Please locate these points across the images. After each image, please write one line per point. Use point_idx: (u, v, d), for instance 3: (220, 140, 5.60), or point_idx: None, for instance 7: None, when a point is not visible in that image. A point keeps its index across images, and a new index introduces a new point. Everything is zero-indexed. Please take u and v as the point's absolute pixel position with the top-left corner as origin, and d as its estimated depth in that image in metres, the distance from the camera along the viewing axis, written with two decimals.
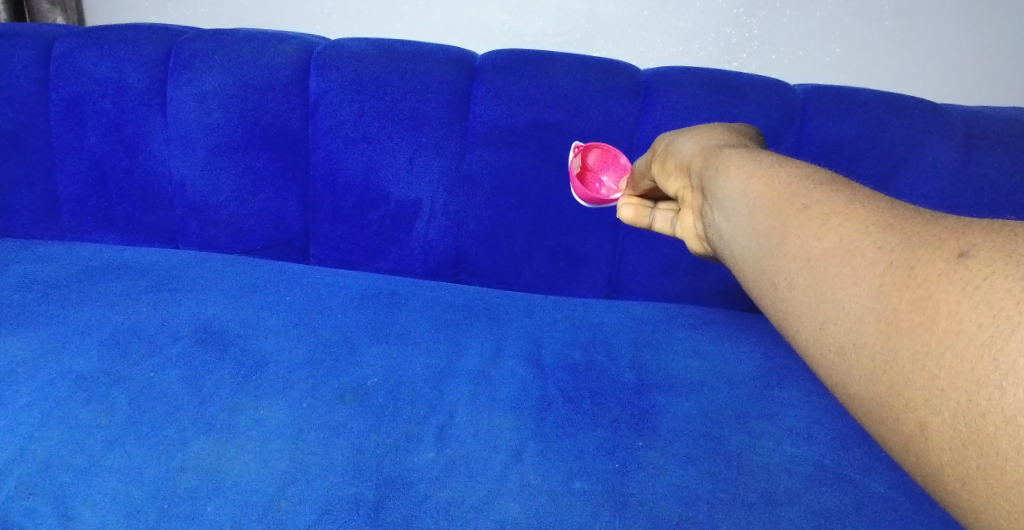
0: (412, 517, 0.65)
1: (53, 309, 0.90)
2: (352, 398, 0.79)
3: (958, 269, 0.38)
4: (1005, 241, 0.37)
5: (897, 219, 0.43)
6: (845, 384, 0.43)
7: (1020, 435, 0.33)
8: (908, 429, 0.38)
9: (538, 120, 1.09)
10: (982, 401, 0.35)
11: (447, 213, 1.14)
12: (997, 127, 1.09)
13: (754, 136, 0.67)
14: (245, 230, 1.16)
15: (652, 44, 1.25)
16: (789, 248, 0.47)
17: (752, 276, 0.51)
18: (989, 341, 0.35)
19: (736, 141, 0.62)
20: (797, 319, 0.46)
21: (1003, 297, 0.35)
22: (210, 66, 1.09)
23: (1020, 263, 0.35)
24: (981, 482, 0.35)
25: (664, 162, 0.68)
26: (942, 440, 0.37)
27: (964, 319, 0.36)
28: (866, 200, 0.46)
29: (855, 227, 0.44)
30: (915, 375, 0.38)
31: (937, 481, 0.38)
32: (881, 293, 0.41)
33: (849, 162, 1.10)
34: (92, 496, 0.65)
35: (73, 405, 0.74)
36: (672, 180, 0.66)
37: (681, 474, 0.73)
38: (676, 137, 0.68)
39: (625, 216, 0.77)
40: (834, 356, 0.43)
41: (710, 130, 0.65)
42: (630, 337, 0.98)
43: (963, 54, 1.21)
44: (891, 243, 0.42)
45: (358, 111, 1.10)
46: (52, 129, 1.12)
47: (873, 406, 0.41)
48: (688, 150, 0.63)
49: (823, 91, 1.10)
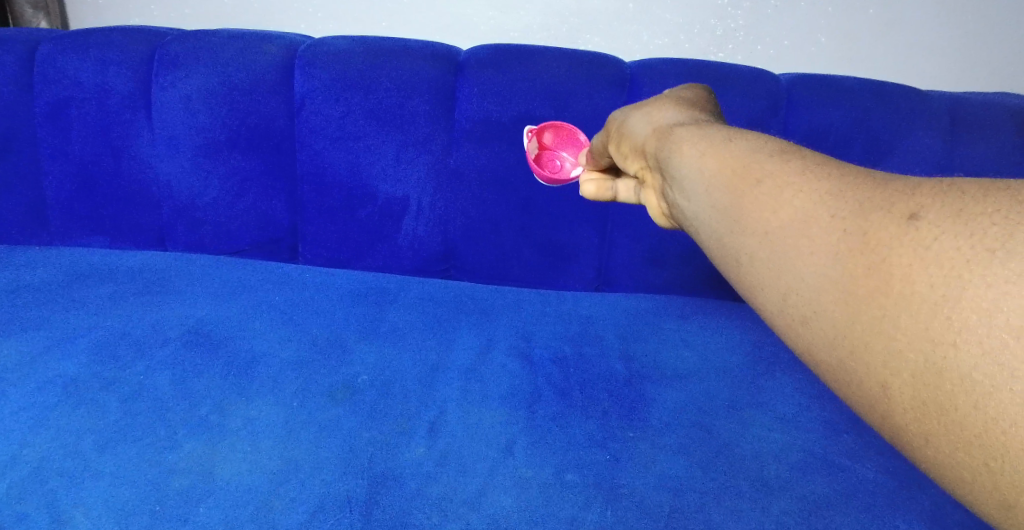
0: (404, 513, 0.66)
1: (41, 313, 0.89)
2: (342, 395, 0.79)
3: (909, 231, 0.38)
4: (953, 199, 0.38)
5: (849, 184, 0.43)
6: (809, 352, 0.42)
7: (976, 389, 0.34)
8: (872, 392, 0.39)
9: (524, 115, 1.09)
10: (937, 360, 0.36)
11: (435, 209, 1.14)
12: (980, 113, 1.11)
13: (705, 98, 0.65)
14: (233, 231, 1.16)
15: (637, 37, 1.26)
16: (746, 224, 0.45)
17: (714, 253, 0.49)
18: (941, 301, 0.36)
19: (688, 112, 0.60)
20: (759, 293, 0.45)
21: (953, 257, 0.36)
22: (194, 67, 1.09)
23: (968, 221, 0.36)
24: (944, 439, 0.36)
25: (619, 143, 0.66)
26: (903, 400, 0.37)
27: (917, 281, 0.37)
28: (817, 166, 0.45)
29: (809, 197, 0.43)
30: (874, 339, 0.38)
31: (903, 439, 0.38)
32: (838, 261, 0.41)
33: (834, 150, 1.11)
34: (84, 499, 0.65)
35: (64, 409, 0.74)
36: (629, 161, 0.65)
37: (671, 464, 0.74)
38: (627, 113, 0.66)
39: (587, 192, 0.78)
40: (797, 325, 0.43)
41: (658, 103, 0.63)
42: (620, 329, 0.98)
43: (945, 40, 1.22)
44: (845, 211, 0.41)
45: (344, 110, 1.09)
46: (36, 133, 1.12)
47: (838, 371, 0.41)
48: (640, 130, 0.61)
49: (807, 80, 1.11)
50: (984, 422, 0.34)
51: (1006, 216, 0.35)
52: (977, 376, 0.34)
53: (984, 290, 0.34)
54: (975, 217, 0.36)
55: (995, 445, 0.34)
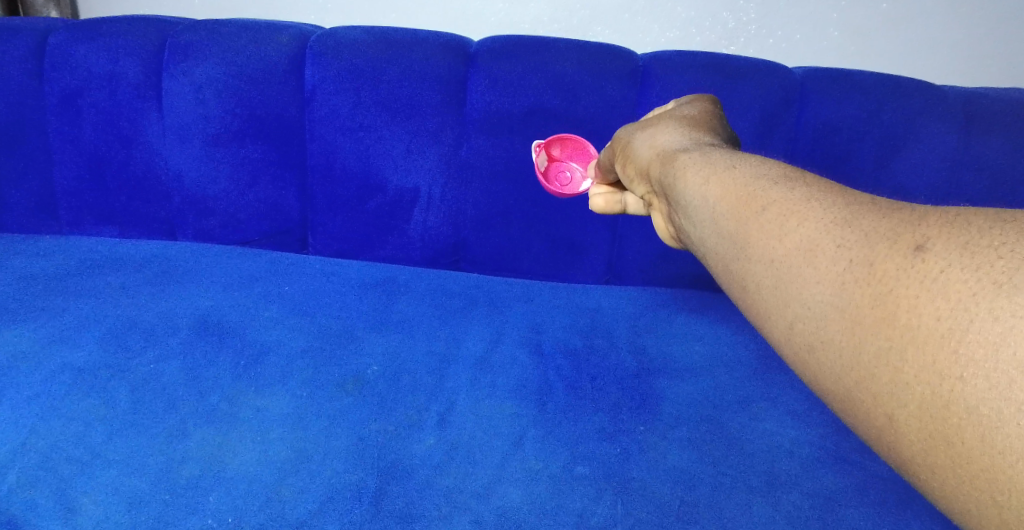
0: (412, 504, 0.66)
1: (52, 302, 0.90)
2: (352, 386, 0.80)
3: (915, 263, 0.38)
4: (960, 231, 0.37)
5: (854, 213, 0.43)
6: (817, 381, 0.42)
7: (984, 423, 0.34)
8: (878, 423, 0.39)
9: (535, 107, 1.09)
10: (945, 392, 0.35)
11: (445, 201, 1.14)
12: (996, 108, 1.09)
13: (710, 117, 0.67)
14: (243, 220, 1.16)
15: (648, 30, 1.25)
16: (752, 251, 0.46)
17: (721, 278, 0.50)
18: (948, 333, 0.35)
19: (691, 134, 0.62)
20: (767, 319, 0.45)
21: (960, 290, 0.36)
22: (205, 56, 1.09)
23: (975, 254, 0.36)
24: (951, 471, 0.35)
25: (626, 164, 0.67)
26: (910, 432, 0.37)
27: (924, 313, 0.37)
28: (822, 193, 0.46)
29: (814, 226, 0.44)
30: (880, 370, 0.38)
31: (910, 469, 0.38)
32: (844, 290, 0.41)
33: (847, 145, 1.10)
34: (93, 489, 0.65)
35: (74, 398, 0.75)
36: (636, 184, 0.66)
37: (682, 458, 0.74)
38: (632, 136, 0.67)
39: (596, 206, 0.81)
40: (804, 354, 0.42)
41: (664, 126, 0.65)
42: (630, 322, 0.98)
43: (960, 34, 1.21)
44: (851, 240, 0.42)
45: (354, 100, 1.09)
46: (47, 123, 1.12)
47: (844, 400, 0.41)
48: (644, 154, 0.63)
49: (821, 74, 1.10)
50: (991, 455, 0.33)
51: (1012, 250, 0.35)
52: (984, 410, 0.34)
53: (990, 324, 0.34)
54: (982, 249, 0.36)
55: (1001, 479, 0.33)
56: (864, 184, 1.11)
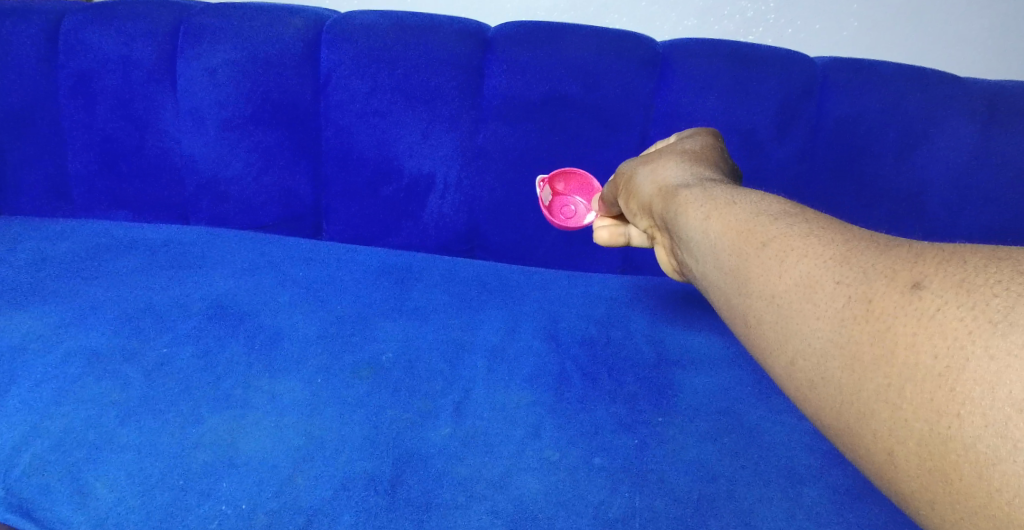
0: (428, 494, 0.66)
1: (67, 285, 0.91)
2: (367, 373, 0.80)
3: (912, 300, 0.38)
4: (954, 268, 0.38)
5: (852, 250, 0.44)
6: (819, 417, 0.43)
7: (980, 461, 0.33)
8: (880, 459, 0.39)
9: (552, 94, 1.08)
10: (943, 429, 0.35)
11: (460, 188, 1.14)
12: (1020, 100, 1.08)
13: (710, 152, 0.69)
14: (257, 205, 1.17)
15: (666, 18, 1.24)
16: (754, 288, 0.48)
17: (727, 313, 0.51)
18: (945, 372, 0.36)
19: (693, 170, 0.64)
20: (770, 355, 0.46)
21: (956, 328, 0.36)
22: (220, 40, 1.09)
23: (972, 291, 0.36)
24: (951, 508, 0.35)
25: (629, 199, 0.70)
26: (910, 468, 0.37)
27: (921, 351, 0.37)
28: (820, 231, 0.47)
29: (813, 263, 0.45)
30: (879, 406, 0.38)
31: (912, 506, 0.38)
32: (843, 327, 0.41)
33: (867, 135, 1.08)
34: (106, 472, 0.66)
35: (87, 381, 0.76)
36: (640, 218, 0.69)
37: (699, 450, 0.74)
38: (634, 170, 0.70)
39: (601, 239, 0.82)
40: (806, 389, 0.43)
41: (664, 161, 0.67)
42: (645, 313, 0.98)
43: (982, 26, 1.19)
44: (849, 277, 0.42)
45: (371, 86, 1.09)
46: (63, 107, 1.13)
47: (847, 435, 0.41)
48: (647, 190, 0.66)
49: (842, 64, 1.09)
50: (988, 492, 0.33)
51: (1008, 287, 0.35)
52: (982, 447, 0.33)
53: (986, 362, 0.34)
54: (978, 287, 0.36)
55: (1000, 516, 0.33)
56: (887, 177, 1.09)
